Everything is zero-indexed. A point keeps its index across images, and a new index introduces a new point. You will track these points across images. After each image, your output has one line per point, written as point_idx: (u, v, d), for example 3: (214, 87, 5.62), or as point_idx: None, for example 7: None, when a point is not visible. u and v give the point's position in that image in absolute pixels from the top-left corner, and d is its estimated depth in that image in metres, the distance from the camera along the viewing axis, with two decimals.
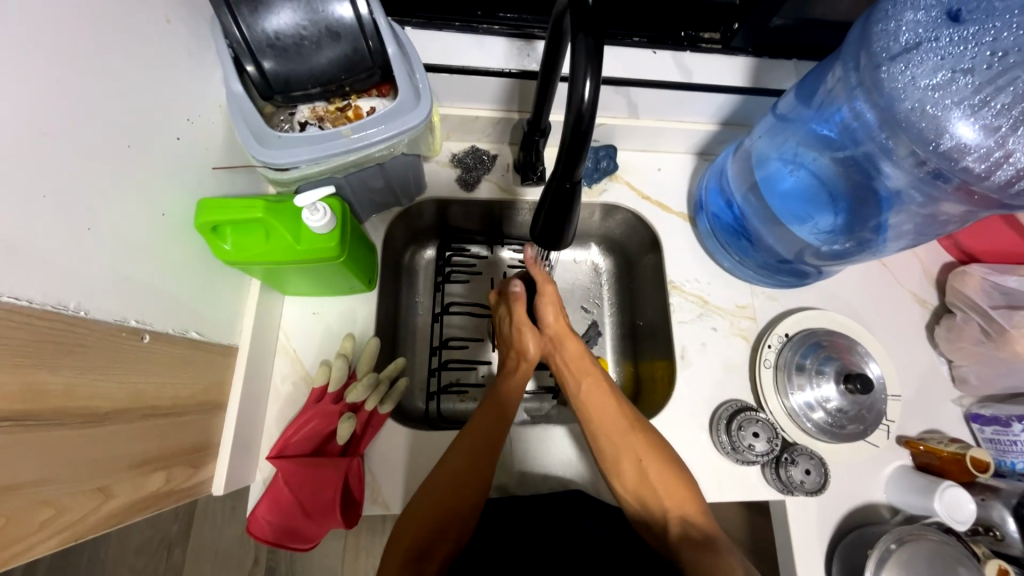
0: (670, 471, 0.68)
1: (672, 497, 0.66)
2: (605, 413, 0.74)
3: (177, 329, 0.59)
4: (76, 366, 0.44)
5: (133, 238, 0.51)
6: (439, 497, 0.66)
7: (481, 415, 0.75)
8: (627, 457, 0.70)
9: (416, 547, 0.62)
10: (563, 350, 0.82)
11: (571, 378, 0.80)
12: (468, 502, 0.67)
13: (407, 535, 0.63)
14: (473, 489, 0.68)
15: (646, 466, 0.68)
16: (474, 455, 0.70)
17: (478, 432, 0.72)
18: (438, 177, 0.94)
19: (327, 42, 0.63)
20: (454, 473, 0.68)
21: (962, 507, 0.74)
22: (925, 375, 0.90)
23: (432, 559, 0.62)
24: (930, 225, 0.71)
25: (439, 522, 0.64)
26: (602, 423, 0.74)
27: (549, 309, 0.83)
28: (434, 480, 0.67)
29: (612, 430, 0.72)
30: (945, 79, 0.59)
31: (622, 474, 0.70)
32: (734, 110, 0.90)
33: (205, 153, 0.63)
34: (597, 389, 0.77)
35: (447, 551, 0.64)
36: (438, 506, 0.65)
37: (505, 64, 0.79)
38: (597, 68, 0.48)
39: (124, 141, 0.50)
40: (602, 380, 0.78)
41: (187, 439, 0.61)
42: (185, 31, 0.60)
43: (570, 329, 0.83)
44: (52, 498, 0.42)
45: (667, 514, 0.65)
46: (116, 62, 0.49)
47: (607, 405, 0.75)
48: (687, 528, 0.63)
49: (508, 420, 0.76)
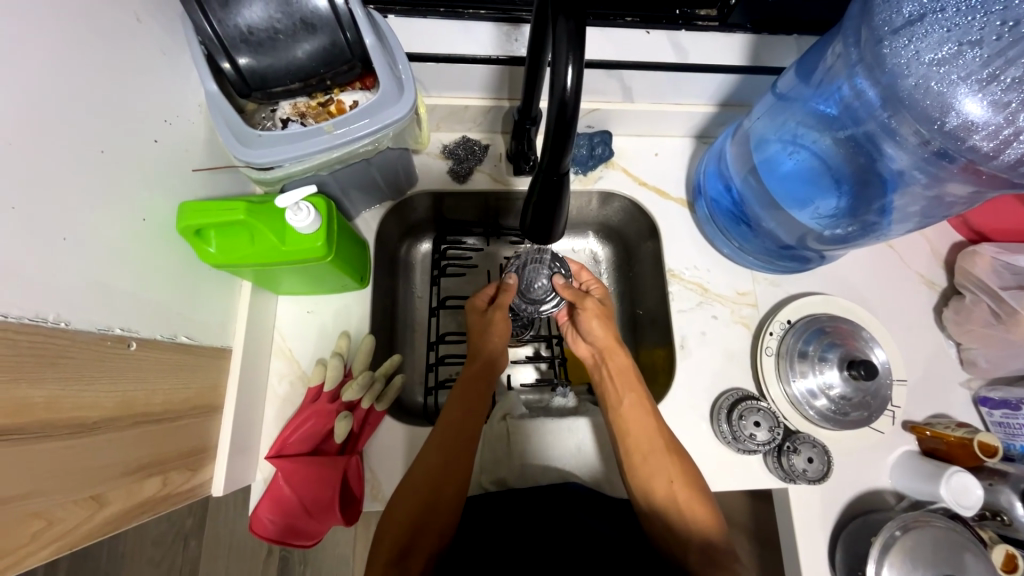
0: (701, 497, 0.69)
1: (700, 523, 0.66)
2: (643, 431, 0.73)
3: (165, 334, 0.58)
4: (59, 378, 0.44)
5: (111, 245, 0.50)
6: (419, 493, 0.68)
7: (451, 407, 0.77)
8: (660, 479, 0.70)
9: (399, 544, 0.65)
10: (611, 363, 0.81)
11: (612, 393, 0.79)
12: (446, 500, 0.69)
13: (390, 538, 0.65)
14: (449, 486, 0.69)
15: (677, 490, 0.69)
16: (450, 453, 0.72)
17: (449, 429, 0.74)
18: (429, 170, 0.92)
19: (303, 35, 0.62)
20: (428, 470, 0.70)
21: (967, 493, 0.73)
22: (932, 358, 0.88)
23: (415, 557, 0.64)
24: (936, 207, 0.68)
25: (420, 520, 0.66)
26: (641, 441, 0.73)
27: (591, 319, 0.83)
28: (410, 480, 0.70)
29: (648, 448, 0.72)
30: (952, 52, 0.57)
31: (650, 488, 0.70)
32: (733, 91, 0.87)
33: (185, 155, 0.61)
34: (639, 405, 0.76)
35: (432, 548, 0.65)
36: (416, 502, 0.67)
37: (491, 51, 0.77)
38: (579, 54, 0.45)
39: (97, 147, 0.49)
40: (647, 400, 0.76)
41: (182, 443, 0.61)
42: (157, 29, 0.59)
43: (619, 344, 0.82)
44: (44, 509, 0.43)
45: (689, 538, 0.66)
46: (84, 65, 0.48)
47: (646, 423, 0.74)
48: (708, 549, 0.65)
49: (477, 414, 0.77)
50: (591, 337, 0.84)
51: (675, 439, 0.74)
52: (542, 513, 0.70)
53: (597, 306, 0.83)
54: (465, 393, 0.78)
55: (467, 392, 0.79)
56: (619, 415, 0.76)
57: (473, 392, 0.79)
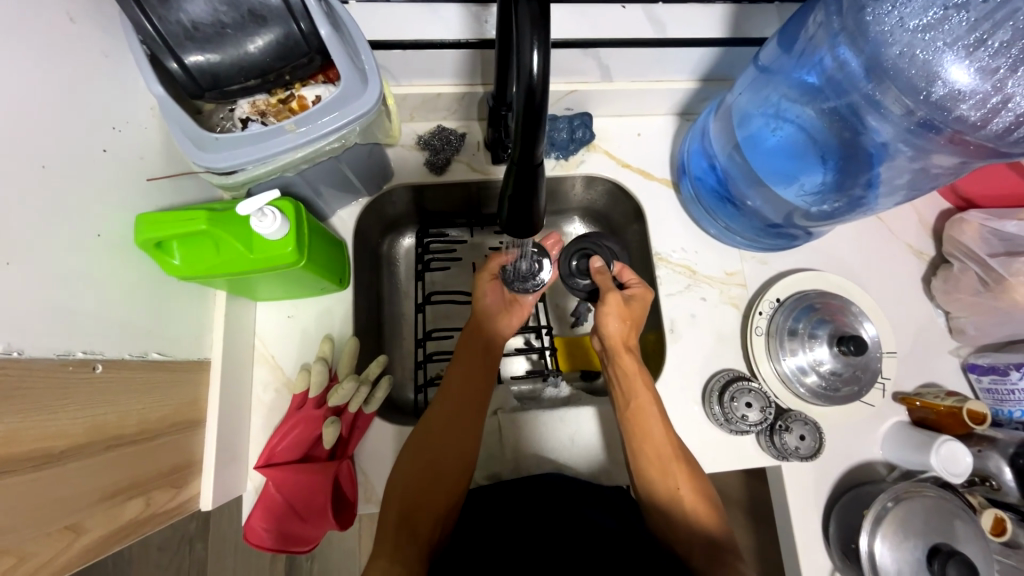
0: (703, 498, 0.69)
1: (703, 522, 0.67)
2: (654, 438, 0.72)
3: (135, 353, 0.56)
4: (18, 410, 0.42)
5: (62, 266, 0.47)
6: (423, 461, 0.69)
7: (452, 371, 0.77)
8: (666, 483, 0.69)
9: (406, 509, 0.65)
10: (619, 366, 0.78)
11: (621, 393, 0.77)
12: (452, 471, 0.69)
13: (397, 506, 0.66)
14: (454, 448, 0.70)
15: (681, 493, 0.68)
16: (452, 419, 0.72)
17: (454, 395, 0.74)
18: (405, 163, 0.89)
19: (254, 28, 0.58)
20: (435, 439, 0.70)
21: (957, 461, 0.73)
22: (921, 328, 0.88)
23: (422, 519, 0.65)
24: (923, 179, 0.66)
25: (426, 485, 0.67)
26: (650, 452, 0.71)
27: (610, 317, 0.78)
28: (420, 447, 0.70)
29: (652, 450, 0.71)
30: (937, 18, 0.56)
31: (651, 486, 0.70)
32: (714, 64, 0.84)
33: (140, 164, 0.58)
34: (648, 410, 0.74)
35: (439, 513, 0.66)
36: (422, 472, 0.68)
37: (461, 35, 0.73)
38: (544, 36, 0.42)
39: (37, 162, 0.45)
40: (655, 400, 0.75)
41: (164, 461, 0.59)
42: (94, 28, 0.55)
43: (628, 346, 0.78)
44: (14, 546, 0.41)
45: (690, 537, 0.66)
46: (16, 73, 0.44)
47: (657, 423, 0.73)
48: (709, 550, 0.65)
49: (477, 381, 0.77)
50: (602, 335, 0.79)
51: (682, 443, 0.73)
52: (543, 493, 0.71)
53: (621, 303, 0.79)
54: (464, 357, 0.79)
55: (469, 360, 0.78)
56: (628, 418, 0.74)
57: (474, 363, 0.78)
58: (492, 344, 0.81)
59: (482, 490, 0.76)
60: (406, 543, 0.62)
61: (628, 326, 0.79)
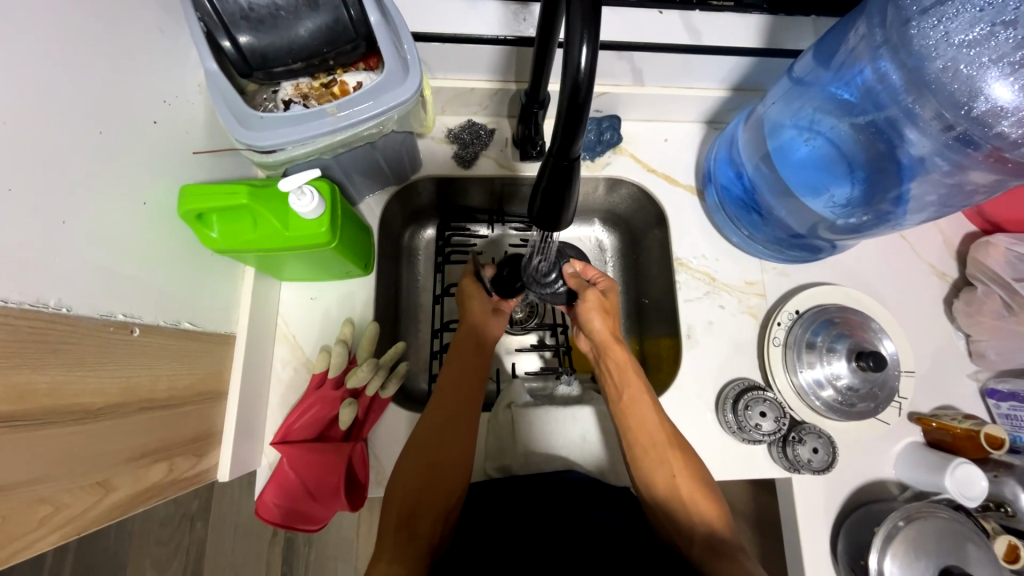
0: (702, 487, 0.68)
1: (704, 514, 0.66)
2: (646, 428, 0.73)
3: (169, 320, 0.58)
4: (62, 364, 0.43)
5: (109, 229, 0.49)
6: (424, 457, 0.69)
7: (451, 368, 0.79)
8: (663, 473, 0.70)
9: (408, 506, 0.65)
10: (610, 357, 0.79)
11: (612, 385, 0.79)
12: (448, 465, 0.69)
13: (397, 502, 0.66)
14: (451, 443, 0.71)
15: (678, 481, 0.68)
16: (453, 414, 0.74)
17: (453, 388, 0.77)
18: (433, 155, 0.90)
19: (306, 12, 0.60)
20: (433, 433, 0.72)
21: (971, 484, 0.72)
22: (940, 350, 0.87)
23: (423, 519, 0.65)
24: (955, 196, 0.66)
25: (427, 482, 0.67)
26: (644, 440, 0.72)
27: (594, 314, 0.80)
28: (417, 442, 0.71)
29: (649, 443, 0.72)
30: (983, 34, 0.55)
31: (654, 486, 0.70)
32: (747, 74, 0.85)
33: (185, 137, 0.60)
34: (641, 400, 0.75)
35: (439, 513, 0.66)
36: (422, 464, 0.69)
37: (499, 31, 0.74)
38: (594, 32, 0.43)
39: (94, 128, 0.47)
40: (648, 392, 0.76)
41: (188, 429, 0.60)
42: (152, 4, 0.57)
43: (614, 335, 0.81)
44: (49, 495, 0.43)
45: (694, 528, 0.66)
46: (84, 42, 0.46)
47: (650, 417, 0.73)
48: (713, 542, 0.64)
49: (475, 374, 0.80)
50: (590, 332, 0.81)
51: (678, 432, 0.74)
52: (549, 496, 0.70)
53: (601, 300, 0.80)
54: (461, 356, 0.81)
55: (465, 354, 0.81)
56: (621, 409, 0.76)
57: (475, 360, 0.81)
58: (480, 337, 0.84)
59: (487, 484, 0.75)
60: (406, 541, 0.62)
61: (611, 320, 0.81)
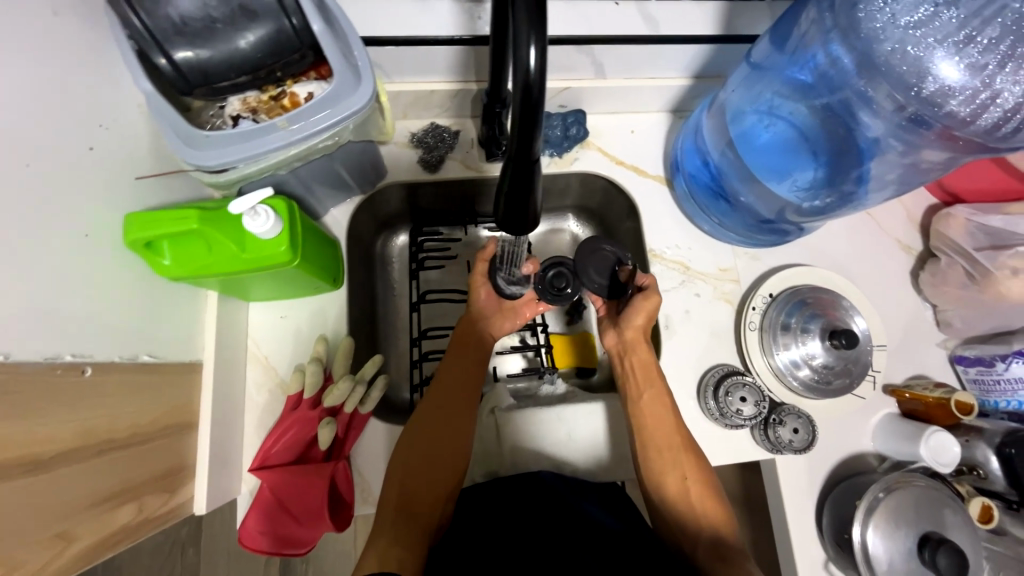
0: (711, 490, 0.69)
1: (712, 517, 0.67)
2: (662, 428, 0.73)
3: (125, 355, 0.55)
4: (6, 414, 0.41)
5: (49, 266, 0.46)
6: (427, 445, 0.69)
7: (450, 367, 0.77)
8: (674, 472, 0.70)
9: (408, 492, 0.65)
10: (634, 357, 0.78)
11: (632, 383, 0.78)
12: (453, 457, 0.70)
13: (396, 489, 0.66)
14: (454, 433, 0.72)
15: (689, 483, 0.69)
16: (454, 403, 0.74)
17: (451, 378, 0.76)
18: (397, 160, 0.88)
19: (245, 23, 0.57)
20: (429, 434, 0.70)
21: (946, 451, 0.74)
22: (910, 321, 0.89)
23: (421, 504, 0.65)
24: (912, 174, 0.67)
25: (429, 467, 0.68)
26: (659, 441, 0.73)
27: (639, 315, 0.77)
28: (421, 431, 0.70)
29: (664, 444, 0.72)
30: (928, 14, 0.57)
31: (662, 487, 0.70)
32: (707, 61, 0.84)
33: (128, 162, 0.57)
34: (660, 401, 0.75)
35: (437, 499, 0.67)
36: (426, 451, 0.69)
37: (455, 31, 0.73)
38: (542, 32, 0.42)
39: (22, 160, 0.44)
40: (666, 394, 0.76)
41: (156, 466, 0.58)
42: (78, 23, 0.53)
43: (646, 337, 0.79)
44: (4, 554, 0.40)
45: (699, 529, 0.67)
46: (0, 69, 0.43)
47: (667, 418, 0.74)
48: (717, 543, 0.65)
49: (478, 367, 0.79)
50: (622, 327, 0.79)
51: (692, 435, 0.74)
52: (538, 491, 0.70)
53: (656, 307, 0.77)
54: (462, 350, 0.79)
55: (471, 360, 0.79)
56: (638, 408, 0.75)
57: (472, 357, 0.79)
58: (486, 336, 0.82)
59: (474, 488, 0.74)
60: (406, 524, 0.63)
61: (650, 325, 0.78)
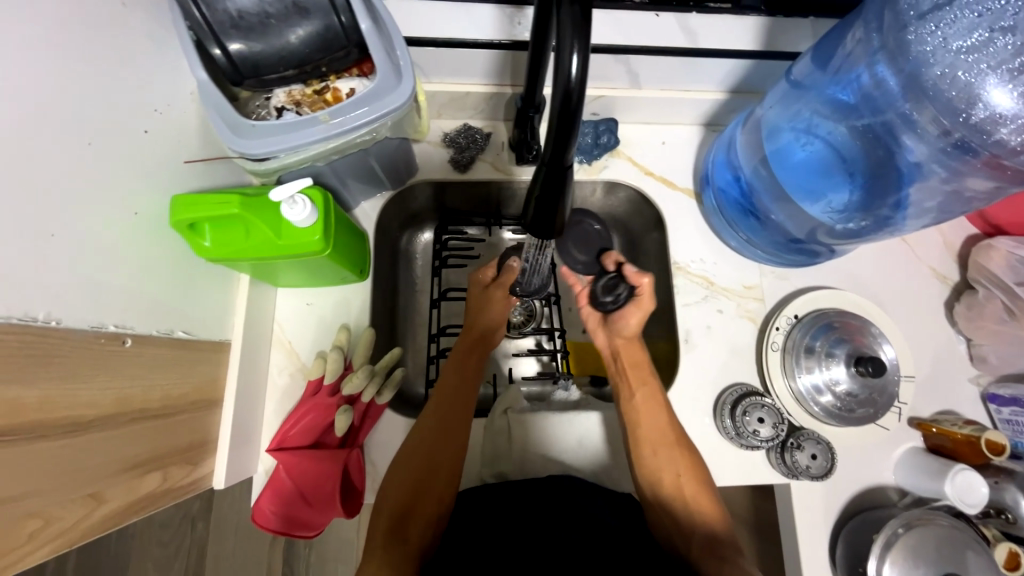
0: (703, 486, 0.70)
1: (705, 513, 0.68)
2: (654, 423, 0.74)
3: (162, 329, 0.58)
4: (52, 377, 0.43)
5: (101, 240, 0.49)
6: (418, 462, 0.70)
7: (447, 374, 0.79)
8: (668, 470, 0.71)
9: (399, 510, 0.66)
10: (626, 358, 0.80)
11: (625, 384, 0.78)
12: (447, 463, 0.71)
13: (389, 507, 0.67)
14: (448, 444, 0.72)
15: (682, 481, 0.70)
16: (448, 416, 0.75)
17: (446, 392, 0.77)
18: (429, 159, 0.90)
19: (296, 19, 0.60)
20: (427, 439, 0.72)
21: (972, 490, 0.72)
22: (941, 354, 0.86)
23: (413, 522, 0.66)
24: (953, 202, 0.65)
25: (421, 481, 0.69)
26: (652, 436, 0.73)
27: (633, 318, 0.79)
28: (413, 447, 0.72)
29: (658, 442, 0.72)
30: (982, 40, 0.55)
31: (656, 484, 0.71)
32: (745, 76, 0.84)
33: (178, 146, 0.60)
34: (653, 399, 0.76)
35: (430, 515, 0.67)
36: (418, 467, 0.70)
37: (494, 35, 0.74)
38: (587, 40, 0.43)
39: (84, 139, 0.47)
40: (658, 391, 0.76)
41: (182, 438, 0.60)
42: (144, 13, 0.56)
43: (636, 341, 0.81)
44: (41, 509, 0.43)
45: (693, 529, 0.67)
46: (70, 53, 0.46)
47: (659, 417, 0.74)
48: (711, 542, 0.65)
49: (474, 376, 0.81)
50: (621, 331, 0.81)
51: (683, 431, 0.75)
52: (541, 502, 0.69)
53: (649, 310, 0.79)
54: (463, 360, 0.81)
55: (466, 366, 0.81)
56: (632, 407, 0.76)
57: (470, 362, 0.81)
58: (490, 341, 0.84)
59: (477, 490, 0.74)
60: (397, 545, 0.63)
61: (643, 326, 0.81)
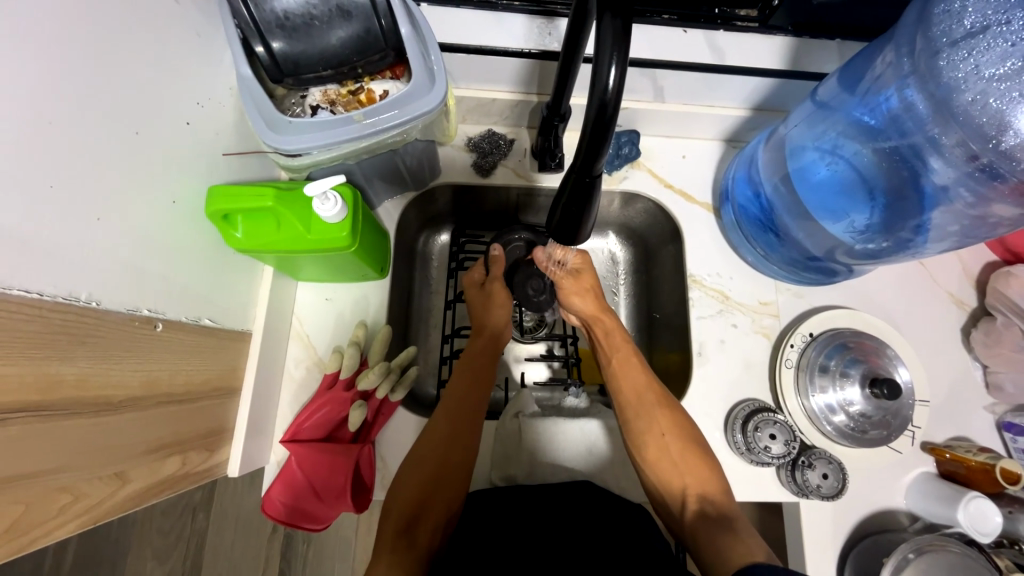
0: (690, 442, 0.71)
1: (694, 474, 0.68)
2: (636, 387, 0.77)
3: (190, 316, 0.59)
4: (88, 356, 0.45)
5: (141, 226, 0.50)
6: (427, 466, 0.70)
7: (457, 377, 0.80)
8: (652, 432, 0.73)
9: (407, 514, 0.65)
10: (602, 326, 0.86)
11: (604, 352, 0.84)
12: (456, 467, 0.71)
13: (397, 509, 0.66)
14: (459, 449, 0.72)
15: (667, 441, 0.71)
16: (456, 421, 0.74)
17: (457, 398, 0.77)
18: (452, 162, 0.91)
19: (338, 22, 0.62)
20: (438, 440, 0.72)
21: (985, 519, 0.70)
22: (956, 380, 0.86)
23: (423, 526, 0.65)
24: (978, 227, 0.65)
25: (431, 485, 0.68)
26: (632, 397, 0.77)
27: (577, 295, 0.88)
28: (421, 452, 0.71)
29: (638, 406, 0.75)
30: (1015, 68, 0.54)
31: (643, 450, 0.73)
32: (769, 95, 0.85)
33: (215, 138, 0.61)
34: (630, 361, 0.80)
35: (439, 518, 0.67)
36: (426, 473, 0.69)
37: (523, 44, 0.75)
38: (624, 52, 0.44)
39: (131, 128, 0.49)
40: (638, 359, 0.81)
41: (202, 424, 0.61)
42: (193, 10, 0.58)
43: (603, 309, 0.87)
44: (71, 484, 0.44)
45: (685, 492, 0.68)
46: (124, 45, 0.48)
47: (638, 379, 0.78)
48: (704, 506, 0.65)
49: (484, 381, 0.81)
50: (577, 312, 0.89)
51: (669, 395, 0.77)
52: (552, 511, 0.68)
53: (590, 282, 0.89)
54: (471, 367, 0.82)
55: (477, 367, 0.81)
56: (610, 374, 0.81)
57: (481, 366, 0.82)
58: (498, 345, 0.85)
59: (487, 492, 0.74)
60: (406, 547, 0.63)
61: (594, 298, 0.88)
